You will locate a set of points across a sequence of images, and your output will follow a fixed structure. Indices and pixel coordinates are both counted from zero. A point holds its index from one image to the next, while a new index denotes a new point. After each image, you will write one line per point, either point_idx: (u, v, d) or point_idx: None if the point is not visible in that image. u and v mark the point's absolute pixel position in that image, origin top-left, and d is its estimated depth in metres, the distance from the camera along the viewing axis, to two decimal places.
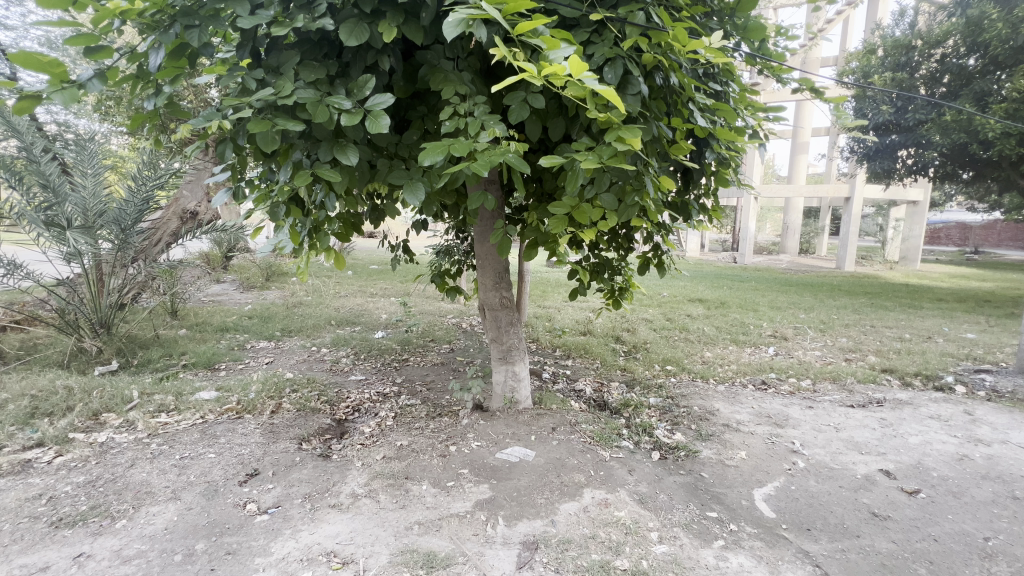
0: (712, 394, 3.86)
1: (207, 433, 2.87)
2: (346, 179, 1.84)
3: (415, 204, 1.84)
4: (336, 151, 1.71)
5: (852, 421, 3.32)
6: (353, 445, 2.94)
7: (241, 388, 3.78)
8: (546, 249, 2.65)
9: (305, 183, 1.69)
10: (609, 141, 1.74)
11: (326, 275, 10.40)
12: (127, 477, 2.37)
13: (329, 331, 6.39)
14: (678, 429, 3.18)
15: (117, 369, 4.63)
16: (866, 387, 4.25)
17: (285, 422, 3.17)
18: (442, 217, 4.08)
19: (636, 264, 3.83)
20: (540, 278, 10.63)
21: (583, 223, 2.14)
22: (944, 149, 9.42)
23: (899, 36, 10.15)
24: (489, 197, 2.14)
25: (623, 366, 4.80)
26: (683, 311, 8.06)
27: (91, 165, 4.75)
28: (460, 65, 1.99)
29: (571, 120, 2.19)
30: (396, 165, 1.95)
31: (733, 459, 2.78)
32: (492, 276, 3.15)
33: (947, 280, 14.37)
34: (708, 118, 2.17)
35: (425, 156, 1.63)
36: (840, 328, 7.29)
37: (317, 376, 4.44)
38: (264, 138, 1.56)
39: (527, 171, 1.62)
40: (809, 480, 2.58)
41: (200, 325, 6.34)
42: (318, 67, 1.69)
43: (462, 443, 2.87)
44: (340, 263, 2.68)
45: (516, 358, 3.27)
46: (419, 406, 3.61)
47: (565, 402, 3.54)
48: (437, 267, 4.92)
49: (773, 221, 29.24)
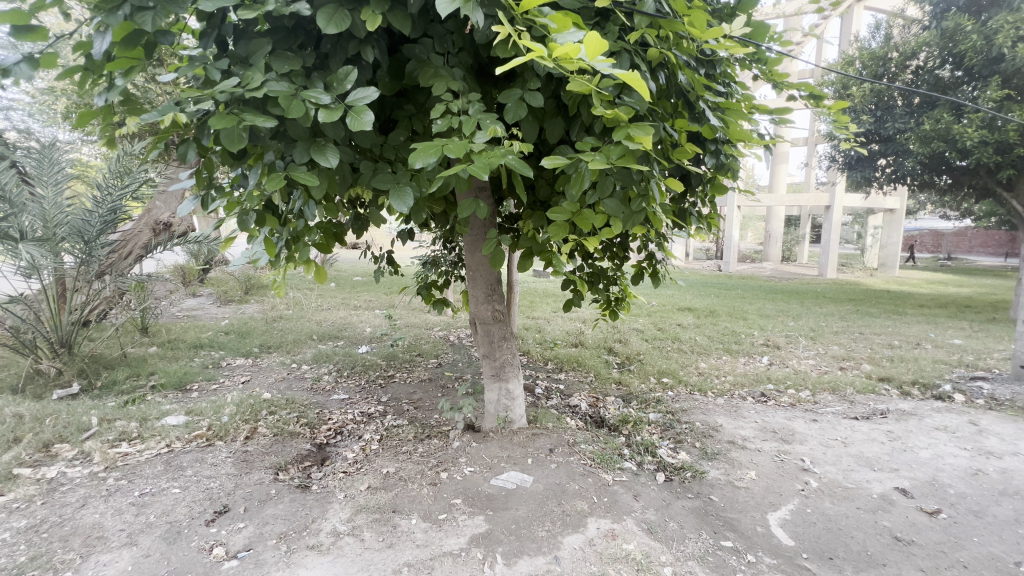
0: (713, 408, 3.71)
1: (172, 464, 2.61)
2: (325, 183, 1.65)
3: (403, 211, 1.65)
4: (314, 151, 1.52)
5: (859, 434, 3.19)
6: (334, 475, 2.70)
7: (213, 412, 3.51)
8: (542, 259, 2.47)
9: (278, 189, 1.49)
10: (617, 140, 1.59)
11: (308, 288, 10.09)
12: (77, 520, 2.11)
13: (311, 346, 6.11)
14: (682, 448, 3.02)
15: (79, 392, 4.28)
16: (867, 397, 4.16)
17: (260, 448, 2.92)
18: (429, 226, 3.89)
19: (632, 274, 3.68)
20: (528, 288, 10.49)
21: (585, 230, 1.97)
22: (922, 158, 9.62)
23: (874, 48, 10.40)
24: (482, 203, 1.95)
25: (618, 380, 4.64)
26: (674, 320, 7.99)
27: (53, 174, 4.45)
28: (450, 61, 1.85)
29: (570, 120, 2.05)
30: (382, 167, 1.77)
31: (743, 480, 2.62)
32: (483, 288, 2.96)
33: (927, 286, 14.63)
34: (716, 119, 2.04)
35: (414, 158, 1.44)
36: (830, 335, 7.28)
37: (297, 396, 4.18)
38: (230, 137, 1.36)
39: (531, 174, 1.44)
40: (825, 502, 2.43)
41: (172, 342, 6.01)
42: (294, 59, 1.51)
43: (454, 469, 2.66)
44: (320, 277, 2.46)
45: (509, 374, 3.08)
46: (406, 427, 3.38)
47: (561, 419, 3.36)
48: (424, 278, 4.71)
49: (755, 229, 29.65)
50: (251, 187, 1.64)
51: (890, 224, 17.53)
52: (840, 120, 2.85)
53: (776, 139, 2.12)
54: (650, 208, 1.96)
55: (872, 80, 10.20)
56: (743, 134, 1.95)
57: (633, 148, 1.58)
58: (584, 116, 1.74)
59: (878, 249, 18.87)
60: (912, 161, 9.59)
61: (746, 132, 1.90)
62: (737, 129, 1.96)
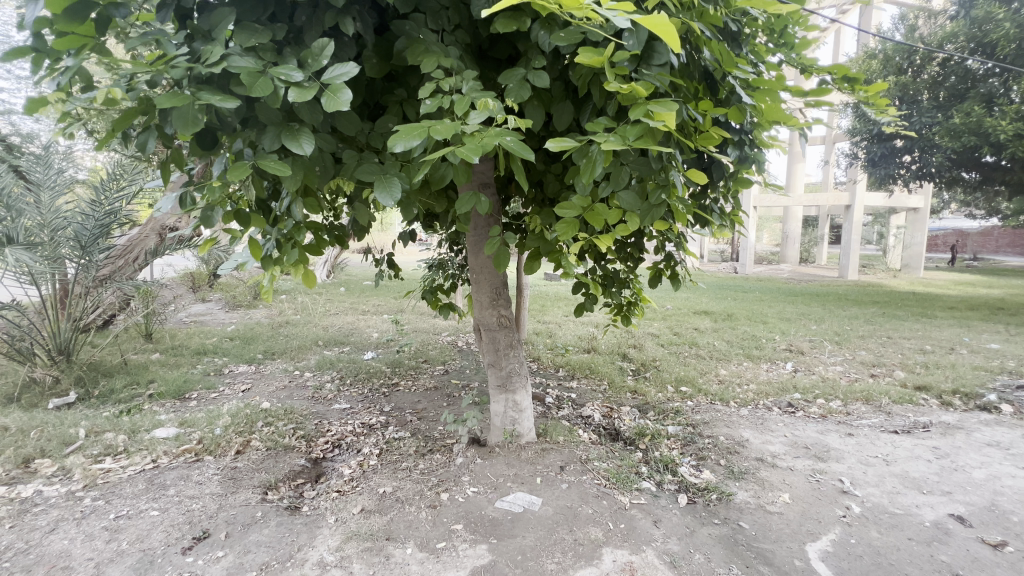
0: (738, 421, 3.44)
1: (154, 483, 2.43)
2: (301, 174, 1.46)
3: (389, 205, 1.45)
4: (287, 138, 1.33)
5: (902, 451, 2.90)
6: (327, 495, 2.50)
7: (207, 423, 3.34)
8: (549, 261, 2.26)
9: (241, 178, 1.30)
10: (634, 120, 1.37)
11: (317, 293, 9.99)
12: (42, 548, 1.93)
13: (315, 352, 5.96)
14: (705, 465, 2.77)
15: (75, 402, 4.16)
16: (905, 409, 3.85)
17: (250, 465, 2.73)
18: (433, 225, 3.69)
19: (648, 276, 3.43)
20: (539, 292, 10.27)
21: (598, 228, 1.73)
22: (951, 154, 9.21)
23: (898, 41, 10.03)
24: (483, 198, 1.73)
25: (634, 389, 4.38)
26: (690, 324, 7.69)
27: (52, 177, 4.35)
28: (445, 39, 1.66)
29: (580, 105, 1.84)
30: (368, 157, 1.58)
31: (775, 504, 2.36)
32: (488, 293, 2.75)
33: (955, 288, 14.05)
34: (745, 99, 1.77)
35: (395, 141, 1.26)
36: (857, 340, 6.93)
37: (297, 406, 4.00)
38: (182, 118, 1.18)
39: (532, 158, 1.24)
40: (871, 532, 2.16)
41: (176, 348, 5.91)
42: (263, 32, 1.31)
43: (455, 490, 2.44)
44: (308, 281, 2.29)
45: (516, 385, 2.85)
46: (407, 440, 3.17)
47: (573, 432, 3.12)
48: (430, 281, 4.49)
49: (770, 230, 28.95)
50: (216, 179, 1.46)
51: (914, 223, 16.94)
52: (879, 103, 2.44)
53: (814, 121, 1.87)
54: (671, 201, 1.71)
55: (897, 73, 9.82)
56: (781, 113, 1.71)
57: (653, 128, 1.36)
58: (595, 97, 1.55)
59: (900, 249, 18.24)
60: (940, 157, 9.18)
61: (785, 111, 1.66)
62: (774, 108, 1.72)
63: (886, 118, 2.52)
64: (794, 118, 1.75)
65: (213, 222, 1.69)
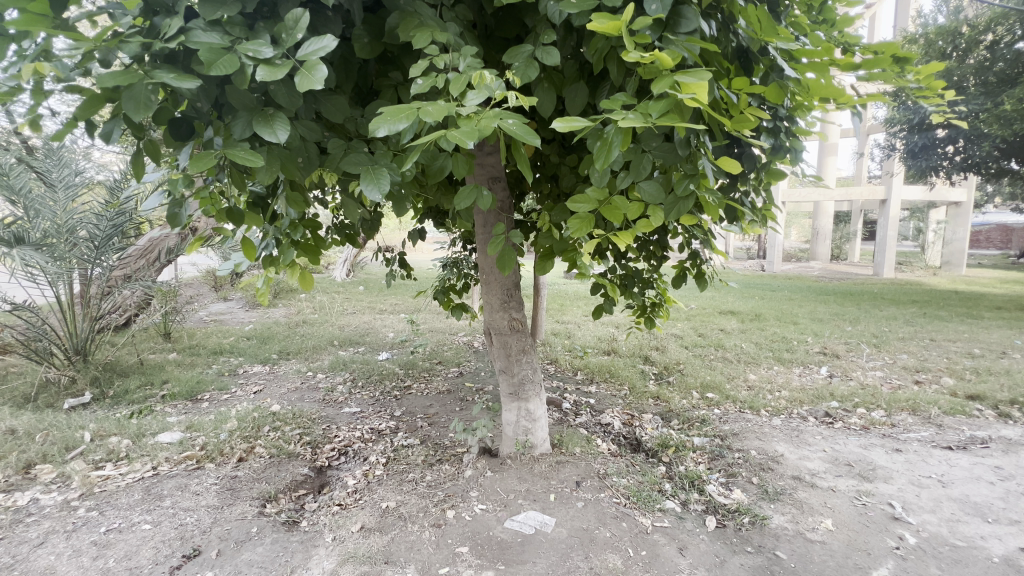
0: (770, 432, 3.17)
1: (151, 493, 2.34)
2: (279, 164, 1.30)
3: (376, 199, 1.28)
4: (258, 124, 1.19)
5: (960, 471, 2.61)
6: (328, 510, 2.36)
7: (213, 427, 3.26)
8: (564, 262, 2.07)
9: (204, 168, 1.15)
10: (658, 95, 1.16)
11: (335, 292, 9.99)
12: (26, 564, 1.85)
13: (329, 352, 5.89)
14: (736, 483, 2.53)
15: (90, 402, 4.16)
16: (957, 421, 3.52)
17: (251, 474, 2.62)
18: (444, 222, 3.52)
19: (672, 276, 3.21)
20: (557, 291, 10.04)
21: (616, 225, 1.51)
22: (1002, 143, 8.60)
23: (942, 24, 9.42)
24: (486, 191, 1.54)
25: (657, 395, 4.14)
26: (716, 325, 7.37)
27: (65, 178, 4.32)
28: (443, 14, 1.47)
29: (596, 86, 1.63)
30: (356, 147, 1.42)
31: (817, 532, 2.11)
32: (498, 294, 2.57)
33: (1002, 286, 13.23)
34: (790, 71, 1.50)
35: (377, 123, 1.08)
36: (897, 342, 6.50)
37: (306, 409, 3.91)
38: (133, 101, 1.05)
39: (536, 144, 1.06)
40: (930, 568, 1.90)
41: (193, 347, 5.91)
42: (231, 3, 1.16)
43: (462, 507, 2.28)
44: (304, 283, 2.17)
45: (529, 393, 2.66)
46: (416, 447, 3.02)
47: (590, 442, 2.92)
48: (443, 281, 4.33)
49: (799, 227, 27.88)
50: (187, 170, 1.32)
51: (955, 218, 16.06)
52: (932, 89, 2.12)
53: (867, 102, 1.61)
54: (702, 192, 1.48)
55: (939, 59, 9.24)
56: (831, 89, 1.46)
57: (681, 104, 1.15)
58: (612, 75, 1.36)
59: (940, 245, 17.32)
60: (989, 146, 8.56)
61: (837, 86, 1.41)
62: (821, 83, 1.47)
63: (939, 104, 2.22)
64: (845, 95, 1.49)
65: (180, 223, 1.51)
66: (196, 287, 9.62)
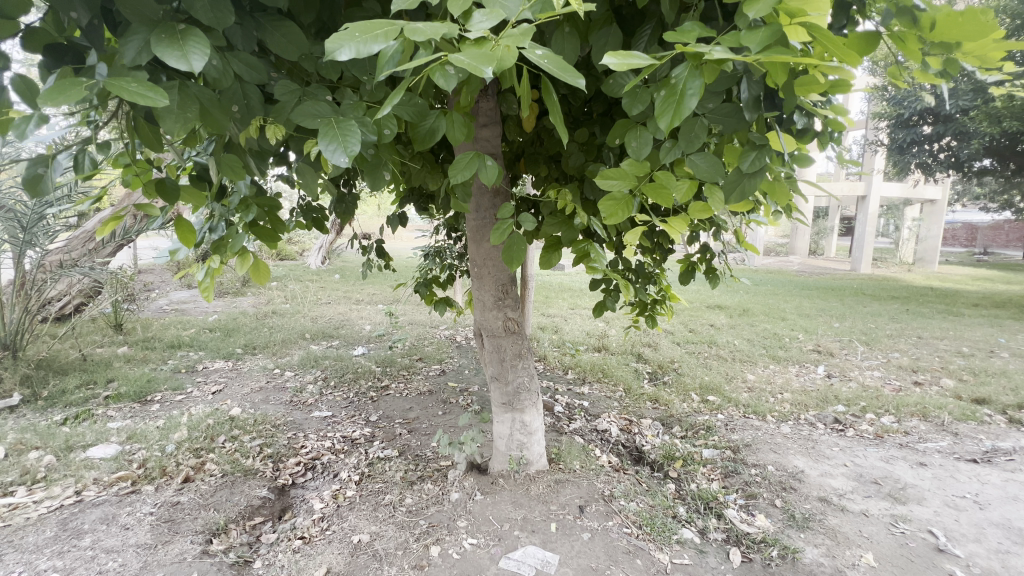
0: (783, 443, 2.91)
1: (68, 529, 1.94)
2: (198, 108, 0.89)
3: (342, 166, 0.90)
4: (164, 42, 0.79)
5: (993, 490, 2.40)
6: (287, 545, 1.98)
7: (159, 437, 2.83)
8: (572, 254, 1.76)
9: (67, 101, 0.74)
10: (754, 17, 0.79)
11: (308, 281, 9.42)
12: None
13: (300, 347, 5.43)
14: (756, 506, 2.26)
15: (18, 405, 3.65)
16: (970, 428, 3.35)
17: (197, 499, 2.22)
18: (428, 206, 3.12)
19: (680, 272, 2.91)
20: (542, 283, 9.69)
21: (661, 207, 1.16)
22: (989, 141, 8.58)
23: None
24: (490, 161, 1.14)
25: (655, 397, 3.86)
26: (706, 321, 7.15)
27: None
28: None
29: (633, 24, 1.25)
30: (316, 94, 1.03)
31: (857, 569, 1.85)
32: (492, 292, 2.20)
33: (973, 283, 13.52)
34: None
35: (339, 42, 0.71)
36: (887, 340, 6.40)
37: (271, 414, 3.49)
38: None
39: (581, 84, 0.70)
40: None
41: (147, 340, 5.37)
42: None
43: (448, 542, 1.94)
44: (258, 277, 1.77)
45: (525, 403, 2.32)
46: (395, 460, 2.66)
47: (590, 455, 2.60)
48: (425, 272, 3.93)
49: None
50: (48, 116, 0.87)
51: (930, 215, 16.33)
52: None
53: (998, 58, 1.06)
54: (774, 165, 1.12)
55: None
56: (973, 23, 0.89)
57: (788, 33, 0.79)
58: (664, 10, 1.00)
59: (915, 242, 17.65)
60: (977, 144, 8.53)
61: (984, 19, 0.89)
62: (960, 13, 0.90)
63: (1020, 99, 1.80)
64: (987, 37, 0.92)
65: (51, 183, 0.93)
66: (157, 273, 8.95)
